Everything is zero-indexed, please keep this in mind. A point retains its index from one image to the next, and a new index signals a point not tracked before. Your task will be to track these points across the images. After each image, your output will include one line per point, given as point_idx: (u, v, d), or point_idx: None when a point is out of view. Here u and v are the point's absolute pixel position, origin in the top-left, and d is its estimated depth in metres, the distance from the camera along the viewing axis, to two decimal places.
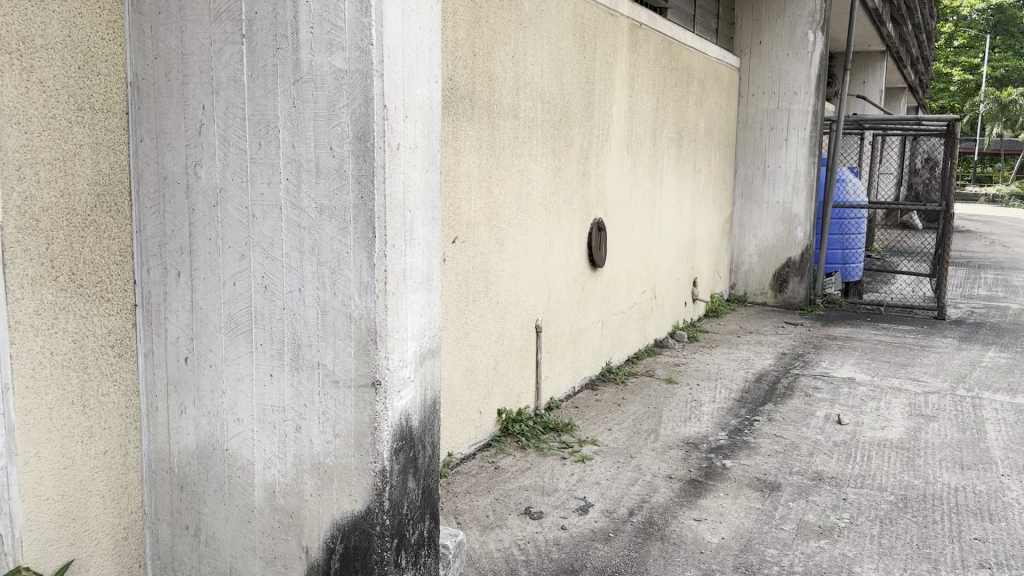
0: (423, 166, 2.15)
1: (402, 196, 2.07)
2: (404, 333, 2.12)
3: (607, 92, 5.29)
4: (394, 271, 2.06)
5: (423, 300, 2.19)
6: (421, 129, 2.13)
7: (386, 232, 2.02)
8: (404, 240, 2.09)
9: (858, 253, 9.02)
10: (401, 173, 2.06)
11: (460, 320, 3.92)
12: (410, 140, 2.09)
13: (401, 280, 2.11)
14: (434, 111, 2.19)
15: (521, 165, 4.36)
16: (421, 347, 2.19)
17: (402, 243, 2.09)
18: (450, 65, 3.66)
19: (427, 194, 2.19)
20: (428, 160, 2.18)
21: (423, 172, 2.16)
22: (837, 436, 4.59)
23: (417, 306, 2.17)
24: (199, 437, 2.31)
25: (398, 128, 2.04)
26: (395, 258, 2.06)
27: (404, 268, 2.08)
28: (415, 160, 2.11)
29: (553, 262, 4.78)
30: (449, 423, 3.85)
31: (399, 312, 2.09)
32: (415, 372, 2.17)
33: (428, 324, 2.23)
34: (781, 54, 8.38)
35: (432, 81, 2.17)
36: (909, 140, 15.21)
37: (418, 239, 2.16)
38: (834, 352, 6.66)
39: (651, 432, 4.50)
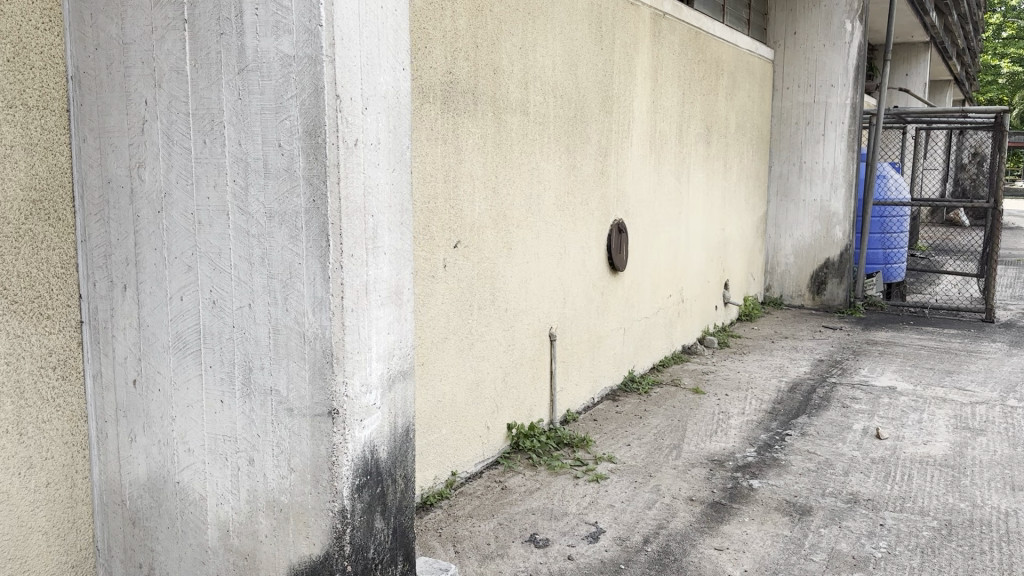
0: (388, 165, 1.90)
1: (363, 199, 1.82)
2: (368, 354, 1.87)
3: (627, 85, 5.00)
4: (354, 285, 1.81)
5: (393, 315, 1.95)
6: (385, 123, 1.88)
7: (342, 241, 1.77)
8: (367, 248, 1.84)
9: (900, 252, 8.59)
10: (360, 172, 1.81)
11: (465, 329, 3.67)
12: (372, 135, 1.85)
13: (364, 294, 1.86)
14: (401, 102, 1.95)
15: (532, 164, 4.10)
16: (389, 369, 1.94)
17: (364, 253, 1.83)
18: (450, 58, 3.42)
19: (395, 196, 1.94)
20: (395, 158, 1.93)
21: (389, 172, 1.91)
22: (876, 452, 4.25)
23: (385, 322, 1.92)
24: (150, 468, 2.09)
25: (356, 122, 1.79)
26: (355, 270, 1.81)
27: (366, 281, 1.83)
28: (378, 159, 1.86)
29: (569, 266, 4.51)
30: (453, 440, 3.60)
31: (362, 331, 1.84)
32: (383, 397, 1.92)
33: (399, 342, 1.98)
34: (817, 45, 8.01)
35: (398, 69, 1.93)
36: (954, 135, 14.67)
37: (385, 247, 1.91)
38: (874, 359, 6.28)
39: (674, 448, 4.20)
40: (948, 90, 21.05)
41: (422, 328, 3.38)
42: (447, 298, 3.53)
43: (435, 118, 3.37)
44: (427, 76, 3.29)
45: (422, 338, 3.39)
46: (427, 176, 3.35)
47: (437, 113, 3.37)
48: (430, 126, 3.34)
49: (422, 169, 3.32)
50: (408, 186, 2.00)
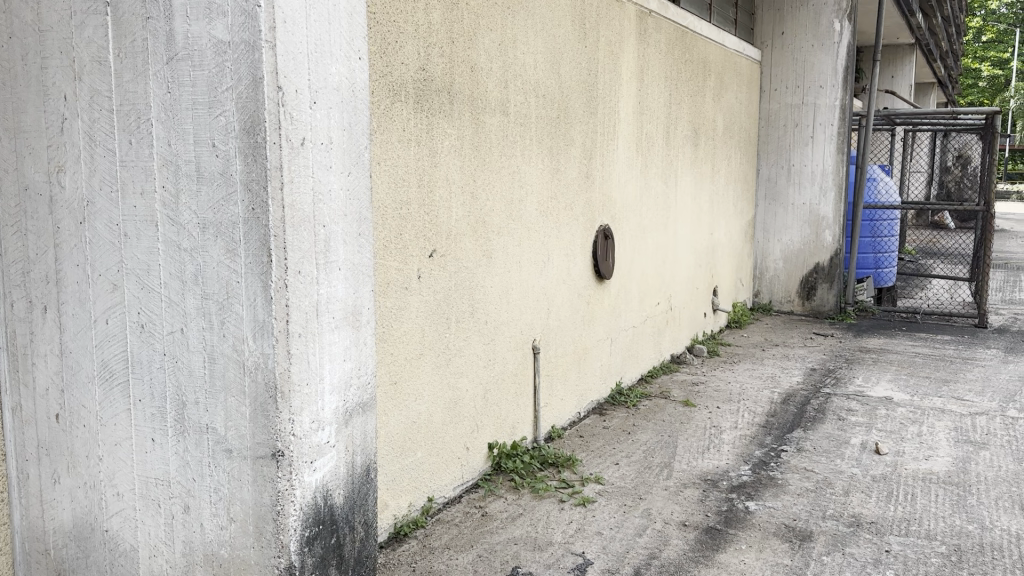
0: (342, 168, 1.66)
1: (312, 207, 1.58)
2: (319, 386, 1.63)
3: (612, 85, 4.77)
4: (301, 308, 1.56)
5: (349, 339, 1.71)
6: (338, 120, 1.64)
7: (287, 255, 1.52)
8: (317, 265, 1.60)
9: (890, 257, 8.42)
10: (309, 176, 1.57)
11: (442, 343, 3.43)
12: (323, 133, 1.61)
13: (314, 317, 1.62)
14: (357, 96, 1.71)
15: (513, 167, 3.86)
16: (345, 402, 1.70)
17: (314, 269, 1.59)
18: (423, 54, 3.18)
19: (352, 204, 1.70)
20: (351, 161, 1.70)
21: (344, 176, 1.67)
22: (877, 469, 4.04)
23: (340, 348, 1.68)
24: (76, 515, 1.83)
25: (303, 118, 1.55)
26: (304, 290, 1.57)
27: (316, 302, 1.59)
28: (330, 161, 1.62)
29: (553, 275, 4.28)
30: (429, 463, 3.36)
31: (313, 359, 1.60)
32: (338, 435, 1.68)
33: (357, 369, 1.74)
34: (806, 45, 7.83)
35: (354, 59, 1.69)
36: (940, 138, 14.60)
37: (339, 262, 1.67)
38: (867, 367, 6.08)
39: (665, 467, 3.97)
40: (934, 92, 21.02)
41: (396, 345, 3.14)
42: (423, 310, 3.29)
43: (408, 119, 3.13)
44: (398, 73, 3.05)
45: (396, 356, 3.14)
46: (400, 181, 3.11)
47: (409, 113, 3.13)
48: (403, 128, 3.10)
49: (395, 173, 3.08)
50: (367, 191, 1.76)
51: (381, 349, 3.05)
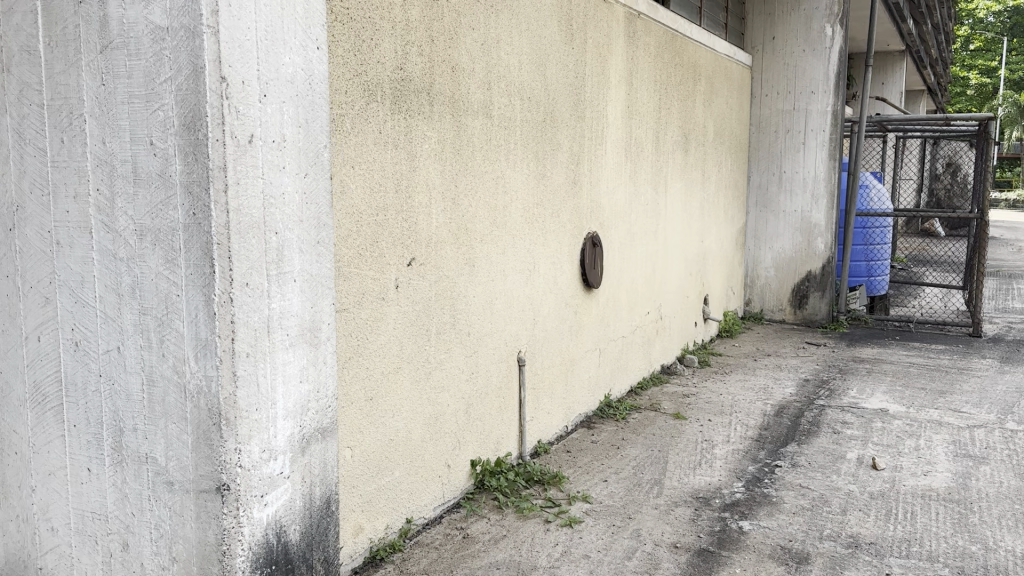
0: (296, 168, 1.61)
1: (262, 215, 1.53)
2: (271, 411, 1.56)
3: (600, 89, 4.64)
4: (249, 326, 1.50)
5: (304, 359, 1.65)
6: (292, 115, 1.59)
7: (232, 267, 1.46)
8: (269, 278, 1.54)
9: (883, 265, 8.31)
10: (258, 178, 1.51)
11: (421, 357, 3.26)
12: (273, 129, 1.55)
13: (266, 335, 1.55)
14: (314, 89, 1.66)
15: (497, 171, 3.71)
16: (300, 428, 1.64)
17: (263, 281, 1.53)
18: (401, 52, 3.03)
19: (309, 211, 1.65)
20: (308, 160, 1.64)
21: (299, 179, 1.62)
22: (874, 486, 3.89)
23: (295, 368, 1.62)
24: (8, 551, 1.82)
25: (252, 112, 1.49)
26: (252, 304, 1.51)
27: (267, 317, 1.53)
28: (282, 160, 1.57)
29: (539, 285, 4.13)
30: (408, 483, 3.19)
31: (263, 382, 1.53)
32: (293, 464, 1.63)
33: (313, 393, 1.68)
34: (797, 50, 7.72)
35: (309, 45, 1.64)
36: (930, 145, 14.56)
37: (294, 280, 1.61)
38: (862, 378, 5.93)
39: (655, 484, 3.81)
40: (924, 99, 20.98)
41: (372, 358, 2.97)
42: (401, 322, 3.13)
43: (385, 121, 2.98)
44: (374, 72, 2.90)
45: (371, 371, 2.98)
46: (376, 186, 2.96)
47: (386, 114, 2.98)
48: (380, 130, 2.95)
49: (371, 178, 2.92)
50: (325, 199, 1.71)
51: (356, 365, 2.89)
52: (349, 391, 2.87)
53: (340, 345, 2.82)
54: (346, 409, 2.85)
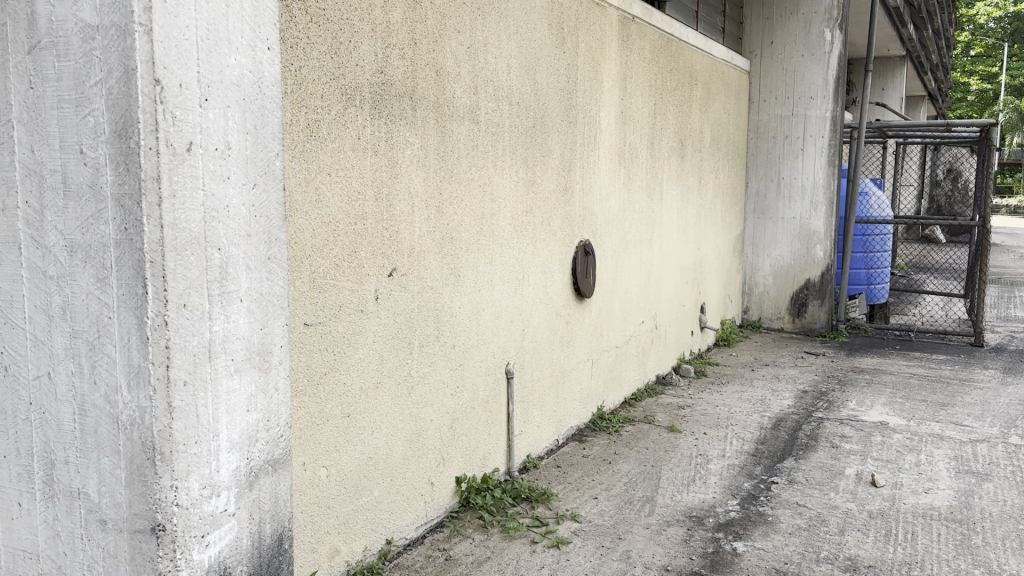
0: (243, 175, 1.58)
1: (202, 232, 1.49)
2: (214, 443, 1.54)
3: (592, 94, 4.52)
4: (186, 352, 1.46)
5: (249, 387, 1.62)
6: (238, 120, 1.56)
7: (168, 288, 1.42)
8: (212, 301, 1.51)
9: (883, 273, 8.18)
10: (199, 189, 1.47)
11: (402, 371, 3.13)
12: (216, 136, 1.51)
13: (207, 361, 1.52)
14: (262, 93, 1.63)
15: (484, 178, 3.59)
16: (247, 460, 1.62)
17: (204, 303, 1.50)
18: (381, 54, 2.91)
19: (257, 225, 1.63)
20: (255, 169, 1.61)
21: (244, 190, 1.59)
22: (873, 504, 3.77)
23: (240, 396, 1.59)
24: None
25: (190, 118, 1.45)
26: (191, 328, 1.47)
27: (207, 342, 1.50)
28: (225, 168, 1.53)
29: (528, 296, 4.00)
30: (387, 503, 3.07)
31: (202, 412, 1.50)
32: (240, 499, 1.61)
33: (258, 423, 1.66)
34: (796, 55, 7.61)
35: (258, 46, 1.60)
36: (930, 151, 14.45)
37: (239, 306, 1.58)
38: (861, 390, 5.81)
39: (647, 502, 3.69)
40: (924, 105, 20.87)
41: (350, 374, 2.85)
42: (381, 336, 3.00)
43: (364, 126, 2.86)
44: (352, 75, 2.78)
45: (349, 387, 2.85)
46: (354, 193, 2.83)
47: (366, 120, 2.86)
48: (358, 135, 2.83)
49: (348, 185, 2.80)
50: (276, 212, 1.68)
51: (332, 381, 2.77)
52: (325, 408, 2.75)
53: (317, 361, 2.70)
54: (322, 427, 2.73)
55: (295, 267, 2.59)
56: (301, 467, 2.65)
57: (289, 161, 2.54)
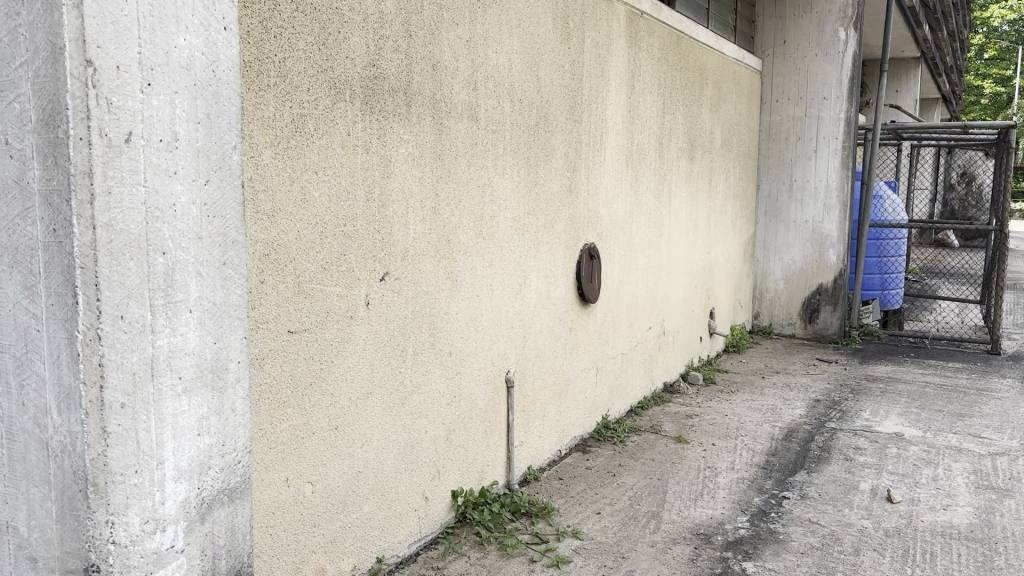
0: (190, 170, 1.58)
1: (144, 234, 1.48)
2: (159, 473, 1.54)
3: (599, 92, 4.37)
4: (123, 371, 1.46)
5: (200, 408, 1.63)
6: (186, 105, 1.56)
7: (103, 304, 1.42)
8: (159, 317, 1.52)
9: (897, 278, 7.99)
10: (136, 184, 1.47)
11: (395, 380, 2.97)
12: (162, 125, 1.51)
13: (151, 379, 1.52)
14: (218, 77, 1.65)
15: (484, 179, 3.44)
16: (195, 488, 1.62)
17: (146, 322, 1.50)
18: (373, 46, 2.76)
19: (209, 227, 1.64)
20: (206, 155, 1.61)
21: (195, 186, 1.60)
22: (889, 522, 3.59)
23: (189, 418, 1.60)
24: None
25: (130, 104, 1.44)
26: (130, 344, 1.47)
27: (148, 360, 1.50)
28: (170, 160, 1.53)
29: (529, 301, 3.83)
30: (378, 520, 2.91)
31: (143, 436, 1.50)
32: (190, 523, 1.61)
33: (213, 445, 1.68)
34: (809, 54, 7.43)
35: (207, 27, 1.61)
36: (945, 154, 14.20)
37: (188, 319, 1.59)
38: (875, 399, 5.62)
39: (651, 518, 3.52)
40: (937, 108, 20.60)
41: (338, 384, 2.70)
42: (371, 344, 2.85)
43: (354, 122, 2.71)
44: (342, 68, 2.64)
45: (337, 397, 2.70)
46: (342, 193, 2.68)
47: (356, 115, 2.72)
48: (347, 132, 2.68)
49: (337, 184, 2.65)
50: (232, 211, 1.70)
51: (319, 392, 2.62)
52: (311, 420, 2.60)
53: (303, 372, 2.55)
54: (308, 441, 2.59)
55: (278, 270, 2.44)
56: (285, 482, 2.51)
57: (271, 158, 2.40)
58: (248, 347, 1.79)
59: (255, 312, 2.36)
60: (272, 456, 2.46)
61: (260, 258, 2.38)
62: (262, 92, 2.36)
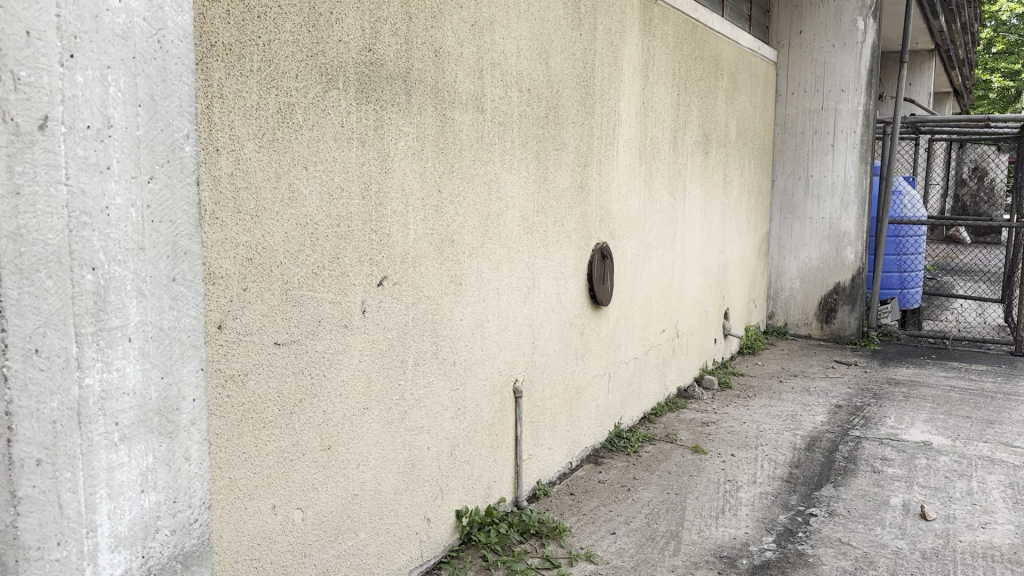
0: (126, 162, 1.41)
1: (65, 244, 1.31)
2: (89, 544, 1.38)
3: (611, 82, 4.11)
4: (38, 422, 1.29)
5: (143, 460, 1.48)
6: (122, 77, 1.39)
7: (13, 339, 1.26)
8: (91, 348, 1.36)
9: (917, 276, 7.72)
10: (52, 175, 1.29)
11: (394, 394, 2.74)
12: (90, 108, 1.34)
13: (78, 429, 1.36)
14: (165, 50, 1.49)
15: (490, 176, 3.19)
16: (136, 555, 1.47)
17: (69, 361, 1.33)
18: (369, 29, 2.52)
19: (155, 234, 1.48)
20: (143, 144, 1.44)
21: (137, 186, 1.44)
22: (926, 542, 3.35)
23: (130, 472, 1.45)
24: None
25: (46, 79, 1.27)
26: (47, 386, 1.30)
27: (70, 407, 1.33)
28: (99, 153, 1.36)
29: (538, 305, 3.59)
30: (376, 546, 2.68)
31: (66, 500, 1.34)
32: None
33: (161, 502, 1.53)
34: (826, 45, 7.17)
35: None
36: (956, 148, 13.94)
37: (128, 351, 1.43)
38: (899, 404, 5.36)
39: (670, 538, 3.28)
40: (946, 100, 20.34)
41: (332, 400, 2.46)
42: (368, 355, 2.61)
43: (348, 113, 2.47)
44: (334, 53, 2.39)
45: (330, 414, 2.46)
46: (335, 190, 2.43)
47: (350, 105, 2.47)
48: (340, 122, 2.44)
49: (329, 180, 2.41)
50: (184, 214, 1.55)
51: (310, 409, 2.39)
52: (301, 441, 2.37)
53: (292, 388, 2.32)
54: (298, 463, 2.36)
55: (262, 277, 2.20)
56: (271, 510, 2.28)
57: (255, 152, 2.16)
58: (207, 382, 1.64)
59: (236, 323, 2.13)
60: (257, 482, 2.23)
61: (242, 263, 2.14)
62: (243, 78, 2.12)
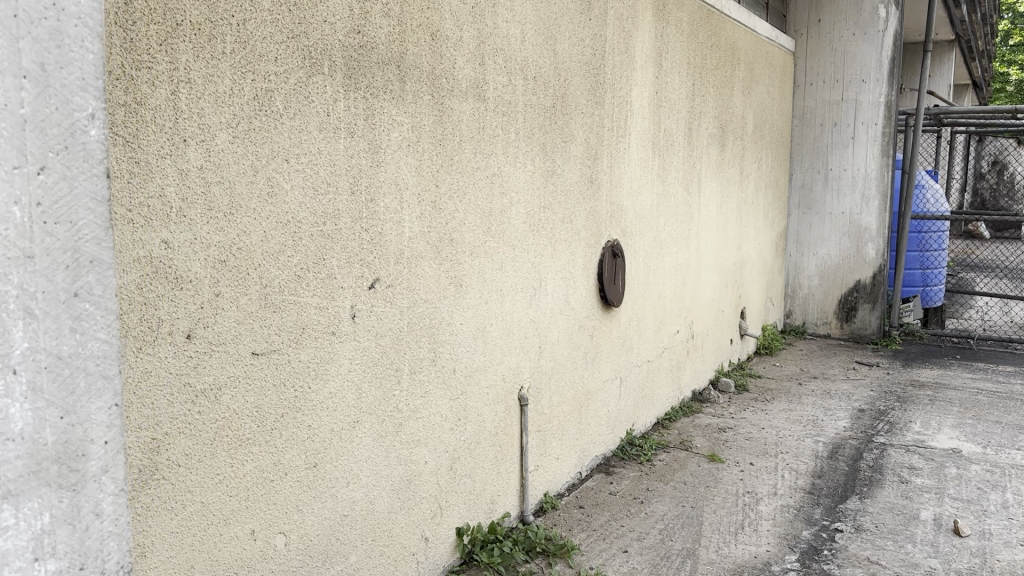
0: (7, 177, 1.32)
1: None
2: None
3: (623, 70, 3.89)
4: None
5: (38, 516, 1.39)
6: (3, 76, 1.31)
7: None
8: None
9: (940, 273, 7.47)
10: None
11: (388, 406, 2.53)
12: None
13: None
14: (61, 29, 1.40)
15: (493, 170, 2.98)
16: None
17: None
18: (358, 9, 2.31)
19: (48, 247, 1.39)
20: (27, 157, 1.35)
21: (22, 178, 1.35)
22: (961, 562, 3.12)
23: (19, 532, 1.36)
24: None
25: None
26: None
27: None
28: None
29: (545, 307, 3.38)
30: (369, 570, 2.48)
31: None
32: None
33: (64, 569, 1.44)
34: (846, 33, 6.92)
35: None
36: (977, 141, 13.62)
37: (14, 388, 1.35)
38: (925, 409, 5.12)
39: (686, 557, 3.07)
40: (966, 92, 19.97)
41: (318, 414, 2.26)
42: (359, 363, 2.40)
43: (335, 100, 2.26)
44: (318, 35, 2.19)
45: (317, 429, 2.26)
46: (321, 184, 2.23)
47: (337, 92, 2.26)
48: (326, 111, 2.23)
49: (314, 174, 2.20)
50: (89, 224, 1.47)
51: (293, 423, 2.19)
52: (285, 459, 2.17)
53: (272, 402, 2.12)
54: (280, 484, 2.16)
55: (238, 280, 2.01)
56: (249, 536, 2.08)
57: (229, 142, 1.97)
58: (122, 422, 1.54)
59: (208, 332, 1.94)
60: (233, 505, 2.03)
61: (215, 266, 1.94)
62: (214, 60, 1.92)
